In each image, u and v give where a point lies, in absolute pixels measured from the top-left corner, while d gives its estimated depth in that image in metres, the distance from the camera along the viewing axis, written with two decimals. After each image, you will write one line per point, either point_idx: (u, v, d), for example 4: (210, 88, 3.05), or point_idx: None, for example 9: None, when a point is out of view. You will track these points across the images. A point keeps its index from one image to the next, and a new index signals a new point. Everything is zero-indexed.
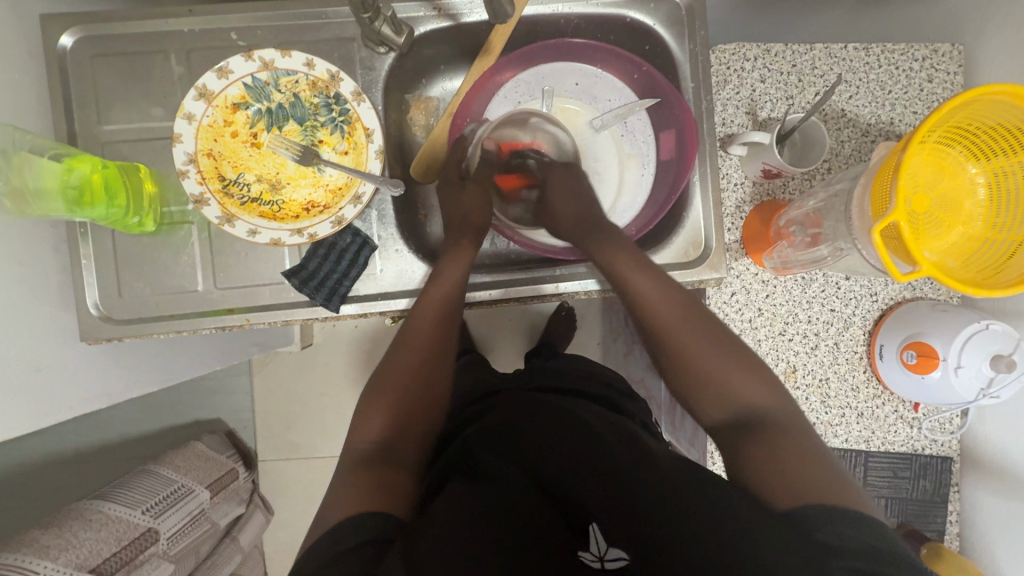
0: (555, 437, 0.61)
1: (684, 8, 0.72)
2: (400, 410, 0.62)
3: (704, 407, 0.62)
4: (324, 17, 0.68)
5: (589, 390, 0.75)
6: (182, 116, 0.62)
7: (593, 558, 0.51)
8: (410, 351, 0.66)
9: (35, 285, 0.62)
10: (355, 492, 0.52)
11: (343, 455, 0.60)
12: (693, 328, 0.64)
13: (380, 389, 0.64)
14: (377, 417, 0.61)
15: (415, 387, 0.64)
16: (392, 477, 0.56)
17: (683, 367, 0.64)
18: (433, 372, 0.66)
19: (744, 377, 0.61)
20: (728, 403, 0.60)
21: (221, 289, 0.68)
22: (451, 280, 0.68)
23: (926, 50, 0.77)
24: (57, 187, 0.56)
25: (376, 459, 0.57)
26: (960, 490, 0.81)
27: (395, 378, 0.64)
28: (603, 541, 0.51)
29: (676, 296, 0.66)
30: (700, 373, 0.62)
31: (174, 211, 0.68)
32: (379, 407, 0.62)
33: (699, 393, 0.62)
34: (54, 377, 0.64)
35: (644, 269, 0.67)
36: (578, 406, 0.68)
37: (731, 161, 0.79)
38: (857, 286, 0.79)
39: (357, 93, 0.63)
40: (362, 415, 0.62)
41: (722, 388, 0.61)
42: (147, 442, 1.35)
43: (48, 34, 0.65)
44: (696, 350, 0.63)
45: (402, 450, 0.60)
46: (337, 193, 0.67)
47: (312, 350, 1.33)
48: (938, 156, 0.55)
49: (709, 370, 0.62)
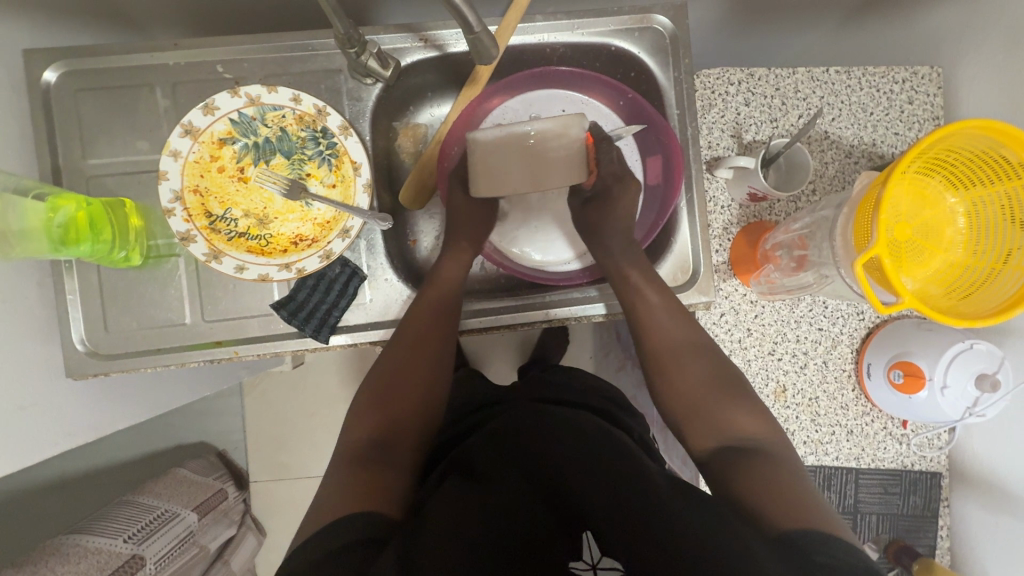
0: (560, 446, 0.62)
1: (668, 36, 0.73)
2: (392, 408, 0.62)
3: (697, 436, 0.63)
4: (311, 49, 0.68)
5: (585, 402, 0.75)
6: (168, 154, 0.62)
7: (586, 567, 0.53)
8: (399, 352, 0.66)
9: (19, 321, 0.62)
10: (347, 493, 0.52)
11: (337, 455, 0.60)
12: (690, 358, 0.67)
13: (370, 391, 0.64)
14: (371, 415, 0.62)
15: (406, 388, 0.64)
16: (384, 475, 0.56)
17: (674, 398, 0.66)
18: (428, 370, 0.66)
19: (735, 410, 0.63)
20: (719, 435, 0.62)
21: (208, 321, 0.67)
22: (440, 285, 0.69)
23: (905, 73, 0.78)
24: (41, 226, 0.56)
25: (369, 458, 0.58)
26: (950, 505, 0.82)
27: (387, 377, 0.64)
28: (597, 548, 0.54)
29: (679, 322, 0.68)
30: (691, 404, 0.64)
31: (160, 244, 0.67)
32: (370, 409, 0.62)
33: (690, 423, 0.64)
34: (40, 413, 0.64)
35: (654, 290, 0.69)
36: (574, 415, 0.69)
37: (718, 183, 0.80)
38: (844, 305, 0.80)
39: (345, 127, 0.64)
40: (358, 410, 0.63)
41: (713, 418, 0.63)
42: (136, 465, 1.33)
43: (31, 70, 0.65)
44: (688, 383, 0.65)
45: (394, 450, 0.60)
46: (325, 227, 0.66)
47: (303, 369, 1.33)
48: (919, 185, 0.56)
49: (700, 402, 0.64)
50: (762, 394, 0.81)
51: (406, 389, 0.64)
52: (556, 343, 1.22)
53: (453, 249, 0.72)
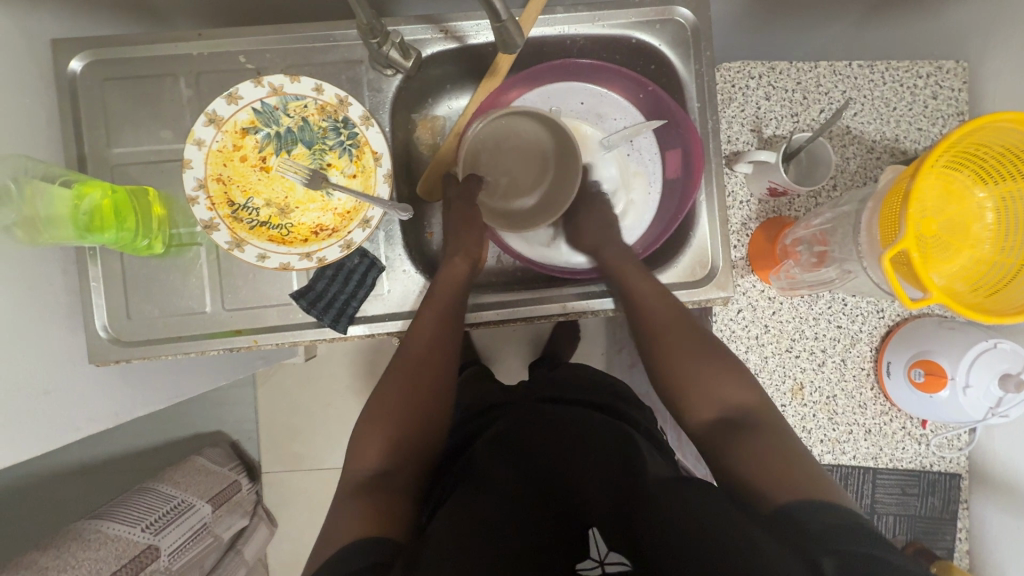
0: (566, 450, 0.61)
1: (689, 29, 0.72)
2: (396, 430, 0.61)
3: (693, 408, 0.62)
4: (332, 40, 0.68)
5: (599, 400, 0.75)
6: (193, 142, 0.63)
7: (593, 565, 0.50)
8: (403, 368, 0.65)
9: (45, 307, 0.63)
10: (353, 523, 0.53)
11: (343, 482, 0.60)
12: (684, 331, 0.66)
13: (372, 410, 0.63)
14: (375, 438, 0.61)
15: (411, 409, 0.63)
16: (392, 501, 0.56)
17: (669, 373, 0.65)
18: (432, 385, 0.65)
19: (725, 379, 0.62)
20: (712, 402, 0.61)
21: (228, 310, 0.68)
22: (444, 298, 0.67)
23: (930, 68, 0.77)
24: (68, 213, 0.57)
25: (375, 484, 0.57)
26: (969, 507, 0.81)
27: (389, 398, 0.64)
28: (603, 543, 0.51)
29: (669, 301, 0.68)
30: (683, 375, 0.64)
31: (182, 233, 0.68)
32: (373, 430, 0.62)
33: (684, 396, 0.63)
34: (63, 398, 0.65)
35: (647, 280, 0.69)
36: (584, 416, 0.68)
37: (737, 178, 0.79)
38: (864, 303, 0.79)
39: (366, 117, 0.64)
40: (361, 432, 0.62)
41: (705, 389, 0.62)
42: (151, 453, 1.35)
43: (58, 59, 0.66)
44: (683, 356, 0.65)
45: (400, 476, 0.60)
46: (346, 217, 0.66)
47: (316, 361, 1.34)
48: (946, 180, 0.55)
49: (694, 373, 0.63)
50: (779, 392, 0.81)
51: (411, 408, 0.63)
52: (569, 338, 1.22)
53: (451, 258, 0.70)
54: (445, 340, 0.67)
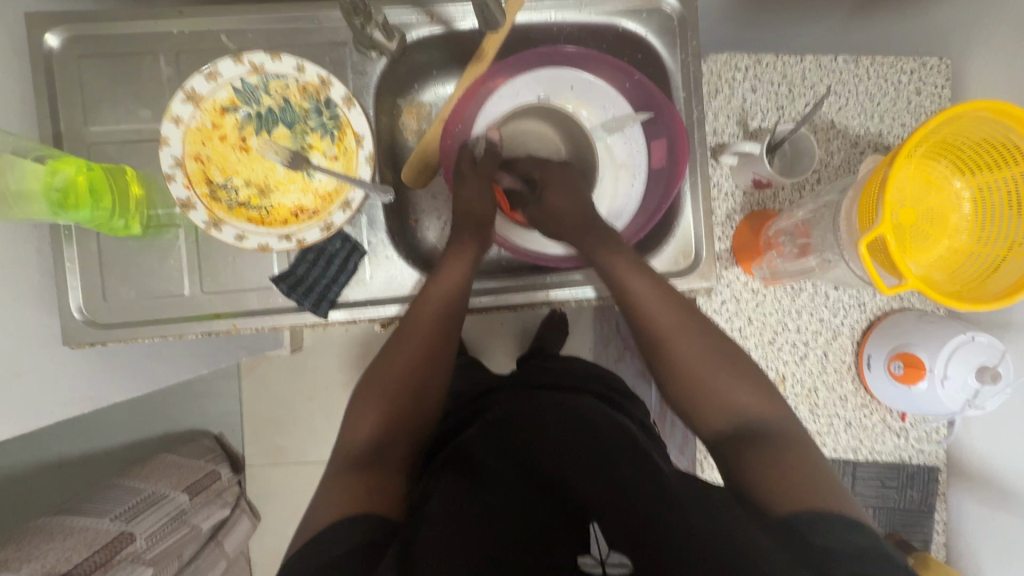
0: (564, 441, 0.62)
1: (676, 18, 0.72)
2: (393, 406, 0.62)
3: (705, 416, 0.61)
4: (315, 21, 0.67)
5: (588, 386, 0.75)
6: (170, 120, 0.61)
7: (594, 563, 0.57)
8: (406, 345, 0.64)
9: (17, 287, 0.62)
10: (348, 497, 0.52)
11: (337, 454, 0.59)
12: (692, 335, 0.64)
13: (375, 382, 0.63)
14: (371, 414, 0.61)
15: (411, 385, 0.63)
16: (386, 478, 0.56)
17: (678, 375, 0.63)
18: (430, 366, 0.65)
19: (737, 385, 0.61)
20: (724, 412, 0.60)
21: (207, 293, 0.67)
22: (453, 277, 0.67)
23: (914, 63, 0.78)
24: (40, 188, 0.55)
25: (371, 462, 0.57)
26: (946, 500, 0.82)
27: (388, 374, 0.63)
28: (605, 544, 0.57)
29: (673, 301, 0.65)
30: (695, 383, 0.62)
31: (161, 214, 0.67)
32: (373, 403, 0.62)
33: (695, 403, 0.62)
34: (35, 382, 0.63)
35: (643, 273, 0.66)
36: (582, 403, 0.68)
37: (722, 170, 0.79)
38: (846, 296, 0.80)
39: (348, 99, 0.63)
40: (358, 408, 0.62)
41: (718, 398, 0.61)
42: (132, 443, 1.33)
43: (34, 34, 0.64)
44: (696, 357, 0.63)
45: (393, 450, 0.60)
46: (326, 199, 0.65)
47: (300, 353, 1.32)
48: (925, 170, 0.55)
49: (705, 378, 0.61)
50: None
51: (407, 386, 0.63)
52: (557, 332, 1.21)
53: (461, 235, 0.71)
54: (448, 320, 0.66)
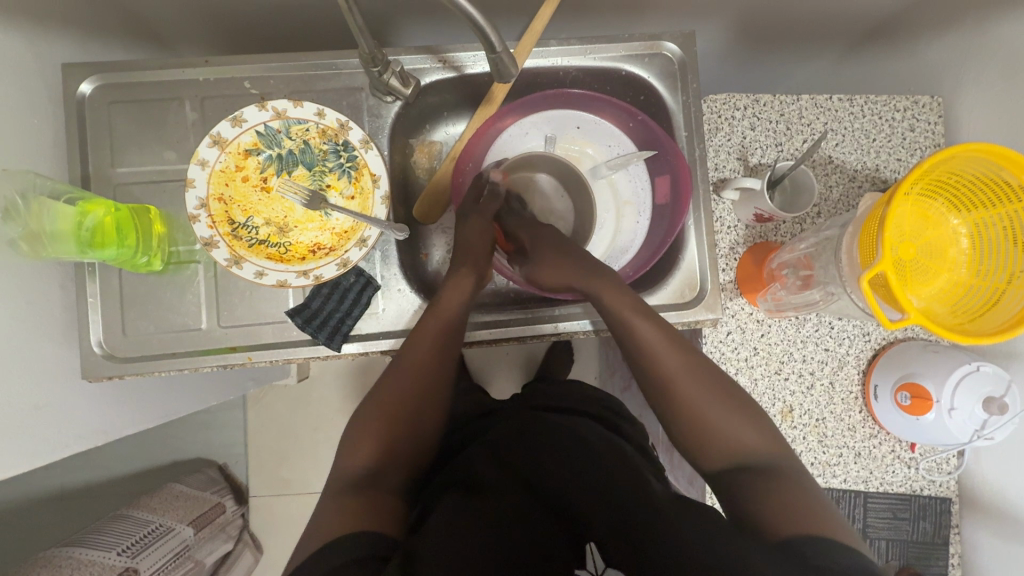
0: (558, 455, 0.63)
1: (677, 62, 0.76)
2: (391, 436, 0.61)
3: (709, 455, 0.61)
4: (335, 68, 0.71)
5: (590, 411, 0.76)
6: (196, 162, 0.64)
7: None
8: (404, 374, 0.65)
9: (41, 323, 0.63)
10: (346, 516, 0.52)
11: (331, 477, 0.59)
12: (693, 374, 0.63)
13: (370, 408, 0.63)
14: (367, 441, 0.61)
15: (408, 415, 0.63)
16: (382, 499, 0.56)
17: (682, 415, 0.62)
18: (426, 398, 0.65)
19: (740, 424, 0.61)
20: (728, 452, 0.60)
21: (224, 327, 0.69)
22: (450, 307, 0.68)
23: (907, 102, 0.81)
24: (70, 229, 0.58)
25: (366, 484, 0.57)
26: (960, 532, 0.81)
27: (383, 402, 0.63)
28: (601, 559, 0.52)
29: (674, 340, 0.65)
30: (699, 423, 0.61)
31: (181, 251, 0.69)
32: (367, 430, 0.62)
33: (703, 441, 0.61)
34: (53, 416, 0.64)
35: (644, 314, 0.66)
36: (582, 425, 0.69)
37: (725, 204, 0.82)
38: (850, 326, 0.81)
39: (366, 141, 0.66)
40: (354, 434, 0.62)
41: (722, 436, 0.60)
42: (137, 475, 1.32)
43: (69, 82, 0.68)
44: (698, 397, 0.62)
45: (389, 475, 0.60)
46: (343, 236, 0.68)
47: (308, 383, 1.33)
48: (922, 207, 0.57)
49: (711, 415, 0.61)
50: (769, 415, 0.81)
51: (401, 416, 0.63)
52: (563, 362, 1.22)
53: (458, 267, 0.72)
54: (447, 349, 0.67)
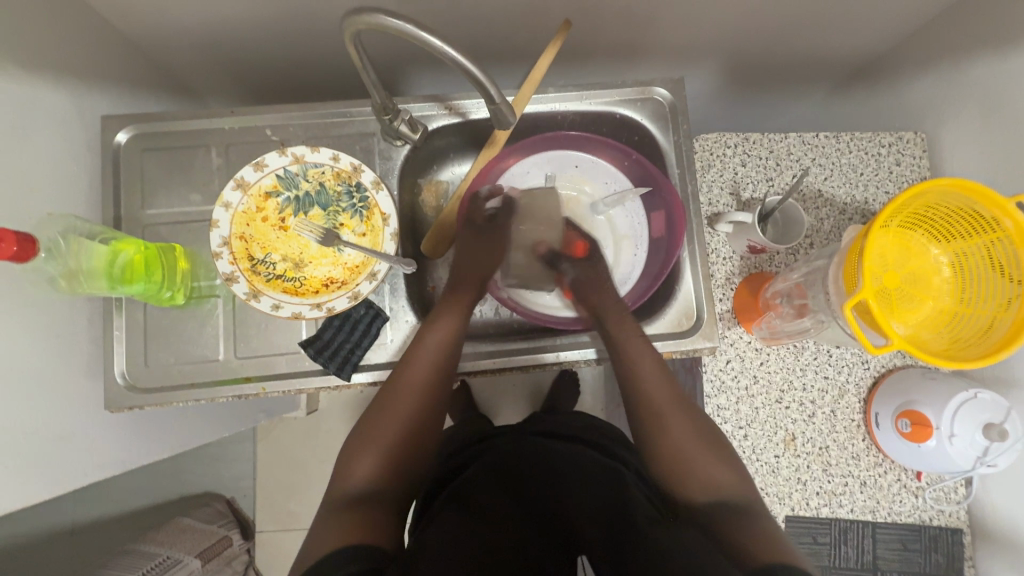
0: (560, 483, 0.68)
1: (668, 105, 0.81)
2: (389, 451, 0.65)
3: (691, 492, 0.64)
4: (349, 116, 0.77)
5: (589, 437, 0.77)
6: (221, 205, 0.69)
7: None
8: (403, 394, 0.68)
9: (70, 355, 0.67)
10: (341, 530, 0.54)
11: (332, 490, 0.63)
12: (684, 416, 0.69)
13: (373, 423, 0.67)
14: (366, 456, 0.64)
15: (406, 434, 0.67)
16: (376, 516, 0.58)
17: (669, 451, 0.67)
18: (425, 416, 0.68)
19: (717, 465, 0.65)
20: (707, 490, 0.63)
21: (240, 358, 0.72)
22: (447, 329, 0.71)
23: (891, 138, 0.85)
24: (103, 267, 0.62)
25: (367, 500, 0.60)
26: (974, 564, 0.80)
27: (384, 417, 0.67)
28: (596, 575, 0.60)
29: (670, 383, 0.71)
30: (682, 462, 0.66)
31: (203, 286, 0.73)
32: (370, 445, 0.65)
33: (679, 482, 0.65)
34: (75, 445, 0.67)
35: (651, 356, 0.72)
36: (574, 452, 0.71)
37: (719, 237, 0.85)
38: (848, 354, 0.83)
39: (377, 182, 0.71)
40: (356, 448, 0.66)
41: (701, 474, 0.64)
42: (146, 509, 1.33)
43: (107, 133, 0.74)
44: (685, 438, 0.67)
45: (386, 491, 0.62)
46: (354, 270, 0.72)
47: (317, 415, 1.35)
48: (904, 238, 0.60)
49: (693, 456, 0.66)
50: (772, 443, 0.82)
51: (400, 432, 0.67)
52: (569, 393, 1.23)
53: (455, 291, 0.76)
54: (446, 370, 0.70)
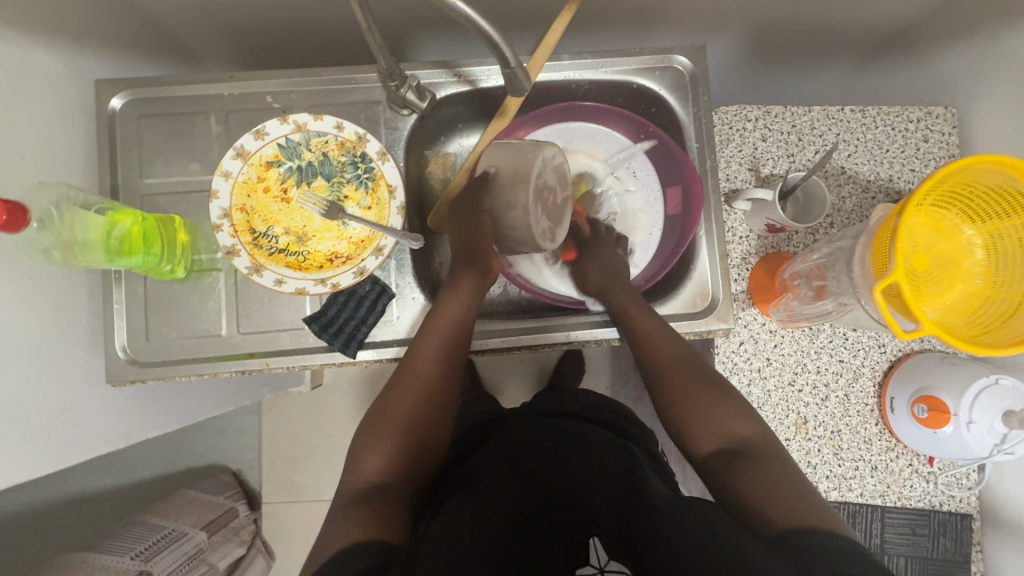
0: (561, 460, 0.66)
1: (687, 75, 0.77)
2: (399, 442, 0.62)
3: (701, 439, 0.62)
4: (353, 82, 0.73)
5: (598, 416, 0.76)
6: (220, 174, 0.67)
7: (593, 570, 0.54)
8: (407, 382, 0.65)
9: (70, 328, 0.66)
10: (355, 526, 0.53)
11: (342, 488, 0.60)
12: (688, 366, 0.67)
13: (378, 416, 0.64)
14: (375, 451, 0.61)
15: (413, 420, 0.64)
16: (389, 511, 0.56)
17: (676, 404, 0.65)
18: (432, 401, 0.65)
19: (728, 410, 0.62)
20: (718, 436, 0.61)
21: (243, 333, 0.70)
22: (448, 313, 0.68)
23: (920, 112, 0.80)
24: (100, 238, 0.60)
25: (373, 496, 0.57)
26: (982, 549, 0.79)
27: (389, 407, 0.64)
28: (603, 552, 0.55)
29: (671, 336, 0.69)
30: (687, 410, 0.64)
31: (204, 259, 0.71)
32: (377, 440, 0.62)
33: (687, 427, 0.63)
34: (77, 418, 0.66)
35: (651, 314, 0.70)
36: (581, 432, 0.71)
37: (736, 215, 0.82)
38: (865, 337, 0.80)
39: (382, 153, 0.68)
40: (363, 442, 0.62)
41: (713, 421, 0.62)
42: (153, 480, 1.34)
43: (101, 98, 0.71)
44: (688, 388, 0.65)
45: (398, 485, 0.60)
46: (360, 245, 0.69)
47: (322, 390, 1.35)
48: (935, 217, 0.57)
49: (699, 402, 0.64)
50: (783, 426, 0.80)
51: (407, 417, 0.64)
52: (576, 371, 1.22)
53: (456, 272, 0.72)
54: (452, 353, 0.67)
